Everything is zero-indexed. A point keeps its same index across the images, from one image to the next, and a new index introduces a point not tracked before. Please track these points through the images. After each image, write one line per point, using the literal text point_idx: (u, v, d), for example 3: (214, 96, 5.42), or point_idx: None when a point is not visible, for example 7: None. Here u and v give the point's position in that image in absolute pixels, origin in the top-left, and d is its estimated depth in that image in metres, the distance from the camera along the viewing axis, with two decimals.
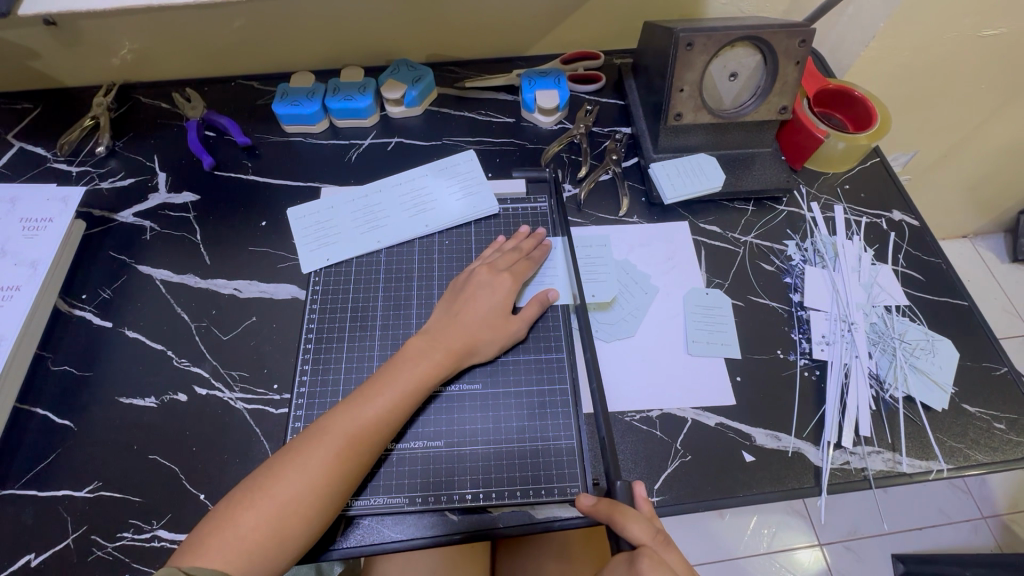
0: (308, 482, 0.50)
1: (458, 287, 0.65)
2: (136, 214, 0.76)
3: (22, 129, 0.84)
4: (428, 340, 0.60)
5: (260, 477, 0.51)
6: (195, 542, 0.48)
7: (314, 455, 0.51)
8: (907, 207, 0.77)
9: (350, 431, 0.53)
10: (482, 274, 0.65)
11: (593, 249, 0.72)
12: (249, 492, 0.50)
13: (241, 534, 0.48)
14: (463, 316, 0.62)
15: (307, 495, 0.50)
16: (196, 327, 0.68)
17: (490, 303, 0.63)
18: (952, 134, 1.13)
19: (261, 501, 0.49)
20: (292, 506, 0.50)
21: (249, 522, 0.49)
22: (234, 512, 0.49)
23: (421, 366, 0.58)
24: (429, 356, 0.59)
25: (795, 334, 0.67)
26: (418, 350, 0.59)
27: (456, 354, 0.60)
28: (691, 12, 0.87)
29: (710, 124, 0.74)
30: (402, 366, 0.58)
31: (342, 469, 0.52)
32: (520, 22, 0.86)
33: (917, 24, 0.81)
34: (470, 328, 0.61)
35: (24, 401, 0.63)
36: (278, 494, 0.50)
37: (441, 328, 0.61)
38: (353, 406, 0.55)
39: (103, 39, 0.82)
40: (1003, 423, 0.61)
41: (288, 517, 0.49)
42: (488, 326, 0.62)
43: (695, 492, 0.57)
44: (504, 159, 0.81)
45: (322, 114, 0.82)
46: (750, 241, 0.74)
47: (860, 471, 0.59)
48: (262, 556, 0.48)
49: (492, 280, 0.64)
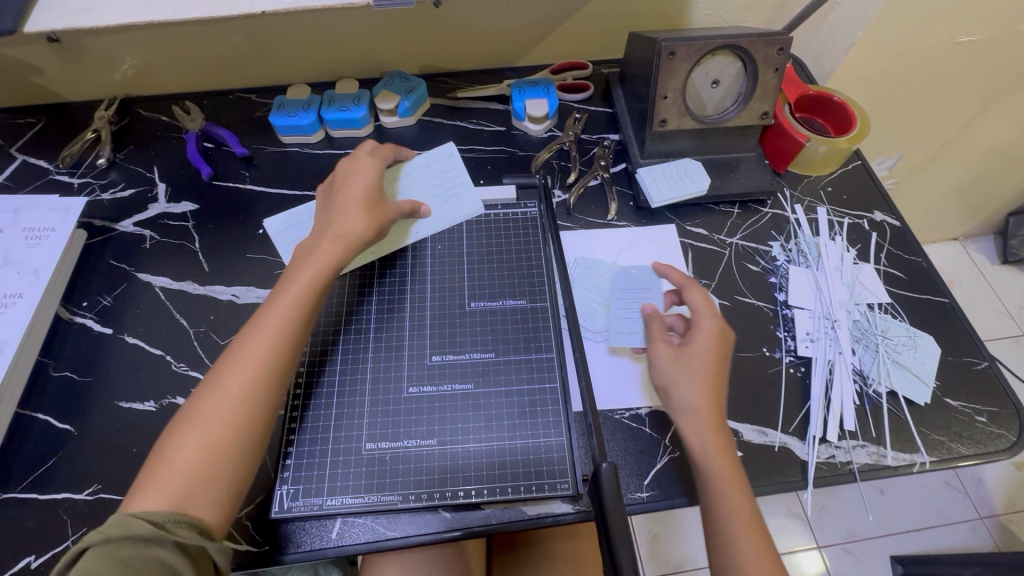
0: (232, 395, 0.51)
1: (330, 189, 0.68)
2: (136, 224, 0.78)
3: (24, 142, 0.86)
4: (315, 236, 0.63)
5: (184, 410, 0.51)
6: (136, 487, 0.47)
7: (226, 375, 0.52)
8: (888, 208, 0.78)
9: (263, 332, 0.55)
10: (346, 169, 0.68)
11: (577, 271, 0.73)
12: (177, 425, 0.50)
13: (178, 463, 0.48)
14: (340, 209, 0.64)
15: (231, 407, 0.51)
16: (194, 332, 0.69)
17: (357, 185, 0.66)
18: (937, 138, 1.15)
19: (189, 427, 0.50)
20: (223, 421, 0.50)
21: (181, 449, 0.49)
22: (166, 448, 0.49)
23: (314, 257, 0.60)
24: (319, 248, 0.61)
25: (780, 332, 0.68)
26: (309, 247, 0.61)
27: (345, 241, 0.62)
28: (676, 21, 0.90)
29: (695, 130, 0.77)
30: (299, 266, 0.60)
31: (265, 372, 0.53)
32: (510, 33, 0.89)
33: (895, 32, 0.84)
34: (348, 214, 0.63)
35: (26, 406, 0.64)
36: (202, 416, 0.50)
37: (327, 223, 0.63)
38: (253, 322, 0.56)
39: (105, 55, 0.84)
40: (984, 416, 0.63)
41: (223, 434, 0.50)
42: (367, 209, 0.64)
43: (682, 487, 0.58)
44: (496, 167, 0.83)
45: (318, 125, 0.84)
46: (735, 243, 0.76)
47: (844, 464, 0.60)
48: (206, 481, 0.48)
49: (357, 170, 0.68)
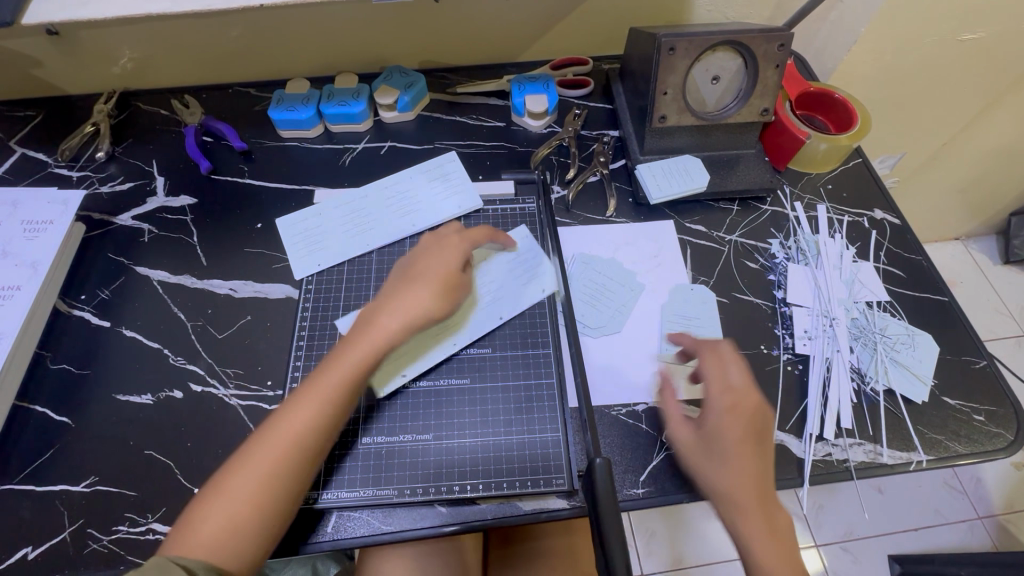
0: (261, 466, 0.51)
1: (410, 258, 0.66)
2: (134, 217, 0.78)
3: (23, 135, 0.86)
4: (377, 309, 0.60)
5: (226, 469, 0.52)
6: (169, 540, 0.49)
7: (270, 440, 0.52)
8: (888, 206, 0.78)
9: (300, 411, 0.53)
10: (426, 245, 0.66)
11: (573, 267, 0.73)
12: (210, 488, 0.51)
13: (203, 529, 0.49)
14: (412, 283, 0.62)
15: (269, 476, 0.51)
16: (191, 326, 0.69)
17: (439, 266, 0.63)
18: (939, 137, 1.14)
19: (218, 495, 0.50)
20: (249, 495, 0.50)
21: (217, 509, 0.49)
22: (195, 510, 0.50)
23: (370, 335, 0.58)
24: (377, 325, 0.59)
25: (778, 330, 0.68)
26: (368, 321, 0.59)
27: (410, 321, 0.59)
28: (677, 17, 0.89)
29: (695, 126, 0.76)
30: (352, 342, 0.58)
31: (292, 449, 0.52)
32: (510, 29, 0.89)
33: (896, 29, 0.83)
34: (420, 291, 0.61)
35: (24, 398, 0.65)
36: (243, 480, 0.50)
37: (391, 296, 0.61)
38: (306, 388, 0.55)
39: (105, 48, 0.84)
40: (982, 415, 0.63)
41: (246, 506, 0.50)
42: (438, 287, 0.61)
43: (678, 484, 0.58)
44: (495, 162, 0.83)
45: (316, 120, 0.84)
46: (734, 240, 0.75)
47: (841, 462, 0.60)
48: (228, 548, 0.48)
49: (441, 246, 0.65)
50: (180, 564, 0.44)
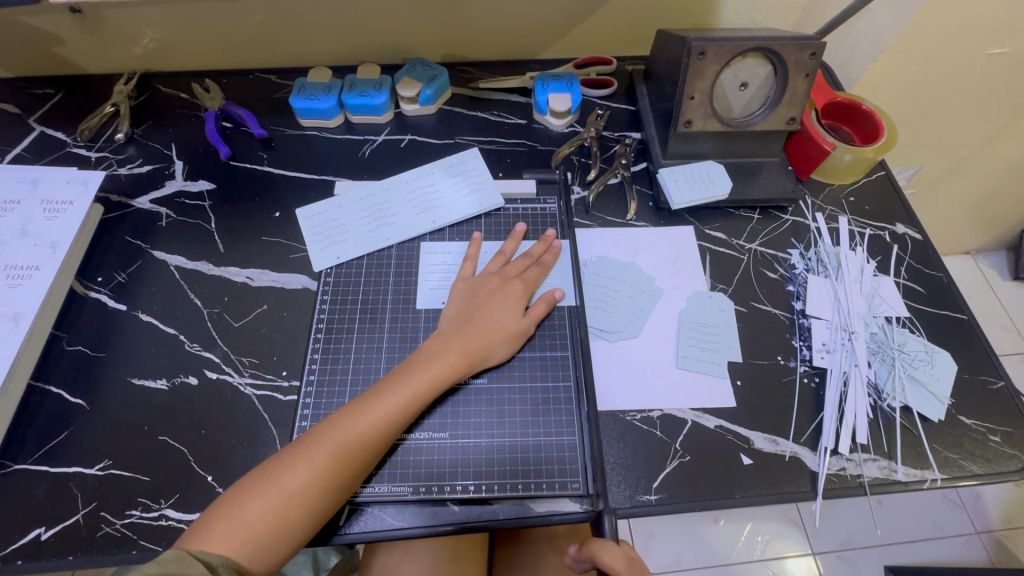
0: (317, 472, 0.51)
1: (470, 291, 0.66)
2: (153, 201, 0.78)
3: (42, 113, 0.85)
4: (440, 342, 0.61)
5: (268, 470, 0.52)
6: (207, 523, 0.49)
7: (318, 455, 0.52)
8: (910, 221, 0.78)
9: (362, 430, 0.54)
10: (492, 283, 0.66)
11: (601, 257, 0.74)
12: (260, 480, 0.51)
13: (249, 522, 0.49)
14: (477, 322, 0.63)
15: (311, 490, 0.51)
16: (208, 312, 0.69)
17: (503, 310, 0.64)
18: (959, 151, 1.14)
19: (269, 490, 0.51)
20: (301, 496, 0.51)
21: (254, 511, 0.50)
22: (244, 499, 0.50)
23: (434, 367, 0.59)
24: (442, 359, 0.60)
25: (796, 342, 0.68)
26: (432, 352, 0.60)
27: (471, 358, 0.61)
28: (703, 20, 0.88)
29: (719, 132, 0.76)
30: (415, 368, 0.59)
31: (348, 463, 0.53)
32: (536, 25, 0.88)
33: (926, 41, 0.83)
34: (484, 332, 0.62)
35: (38, 378, 0.65)
36: (285, 487, 0.51)
37: (454, 331, 0.62)
38: (360, 407, 0.56)
39: (127, 28, 0.84)
40: (997, 436, 0.62)
41: (295, 507, 0.51)
42: (502, 335, 0.63)
43: (690, 492, 0.58)
44: (515, 160, 0.82)
45: (338, 110, 0.83)
46: (754, 249, 0.75)
47: (855, 477, 0.60)
48: (267, 544, 0.49)
49: (504, 288, 0.66)
50: (201, 559, 0.46)
